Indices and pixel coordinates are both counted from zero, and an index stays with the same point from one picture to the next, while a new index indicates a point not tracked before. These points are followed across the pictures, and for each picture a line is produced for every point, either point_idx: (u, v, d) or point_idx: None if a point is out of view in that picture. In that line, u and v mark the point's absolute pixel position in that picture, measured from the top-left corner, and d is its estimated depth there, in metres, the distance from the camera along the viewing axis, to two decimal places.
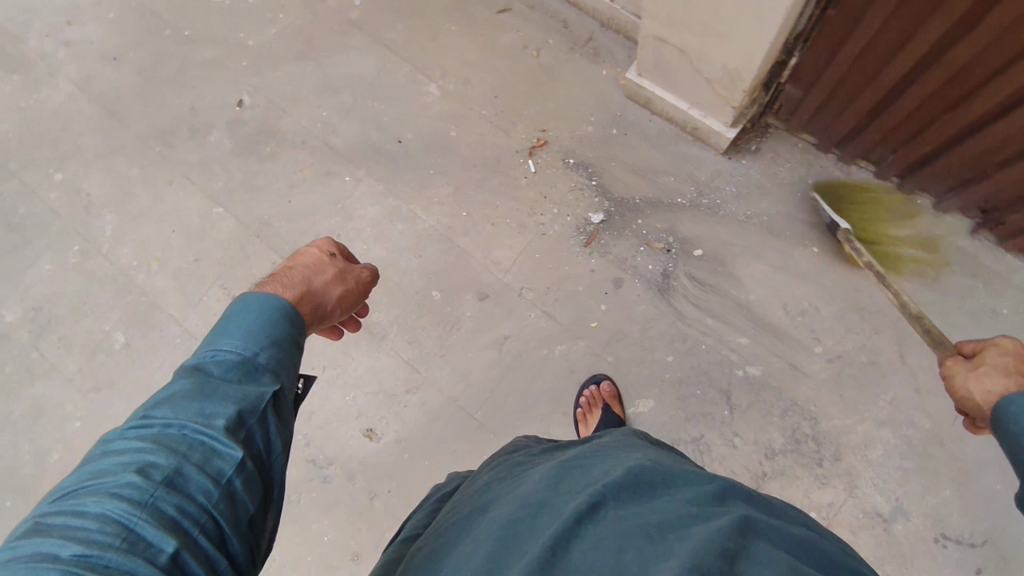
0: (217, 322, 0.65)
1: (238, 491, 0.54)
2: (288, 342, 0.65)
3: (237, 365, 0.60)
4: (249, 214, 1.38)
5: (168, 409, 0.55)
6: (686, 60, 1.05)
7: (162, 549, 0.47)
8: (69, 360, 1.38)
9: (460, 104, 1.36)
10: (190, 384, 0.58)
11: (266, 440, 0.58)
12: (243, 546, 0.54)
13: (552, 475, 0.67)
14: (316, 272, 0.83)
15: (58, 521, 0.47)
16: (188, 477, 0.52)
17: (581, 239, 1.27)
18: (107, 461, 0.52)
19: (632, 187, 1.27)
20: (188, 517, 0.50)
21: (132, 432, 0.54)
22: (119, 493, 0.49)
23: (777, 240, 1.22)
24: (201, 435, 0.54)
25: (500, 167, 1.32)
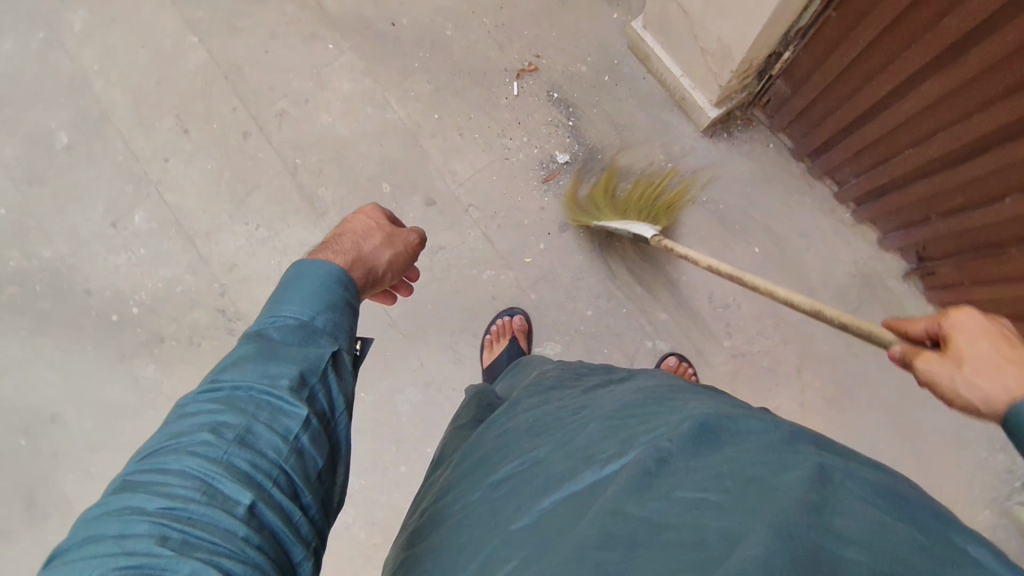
0: (275, 287, 0.67)
1: (307, 448, 0.57)
2: (344, 306, 0.68)
3: (295, 328, 0.63)
4: (222, 52, 1.33)
5: (235, 371, 0.58)
6: (687, 23, 1.03)
7: (240, 502, 0.50)
8: (8, 147, 1.35)
9: (464, 3, 1.31)
10: (252, 346, 0.60)
11: (329, 399, 0.61)
12: (318, 496, 0.57)
13: (604, 427, 0.67)
14: (366, 237, 0.93)
15: (144, 477, 0.50)
16: (257, 434, 0.54)
17: (541, 175, 1.27)
18: (183, 421, 0.54)
19: (606, 140, 1.26)
20: (260, 471, 0.53)
21: (205, 391, 0.57)
22: (195, 450, 0.51)
23: (724, 230, 1.23)
24: (267, 395, 0.57)
25: (485, 80, 1.29)
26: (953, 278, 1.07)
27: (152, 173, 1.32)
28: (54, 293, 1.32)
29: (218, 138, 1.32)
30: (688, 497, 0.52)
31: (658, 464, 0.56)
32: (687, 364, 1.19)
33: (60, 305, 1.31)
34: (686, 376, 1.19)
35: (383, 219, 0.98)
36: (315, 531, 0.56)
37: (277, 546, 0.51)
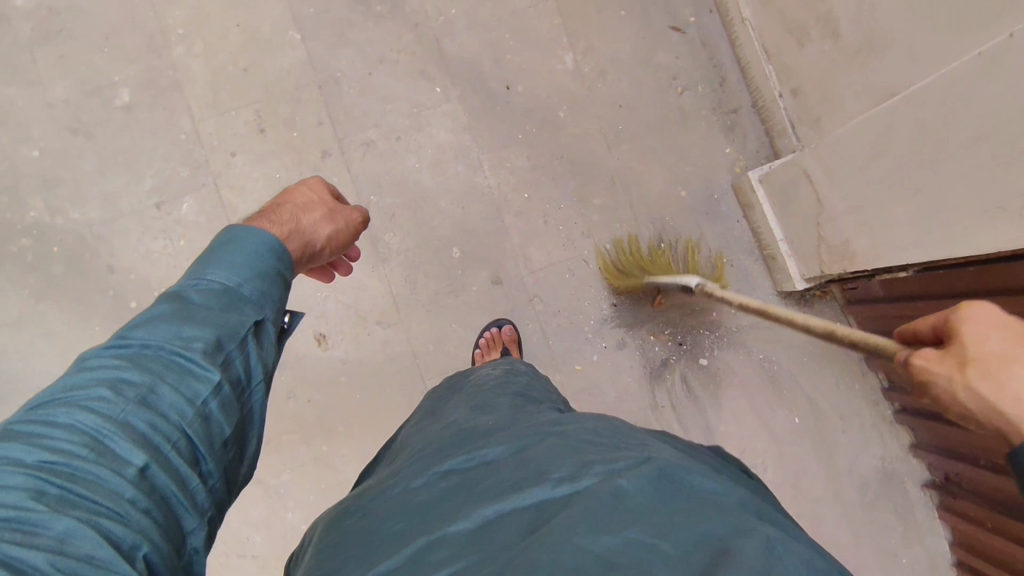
0: (205, 250, 0.65)
1: (212, 415, 0.54)
2: (276, 277, 0.66)
3: (221, 295, 0.61)
4: (323, 60, 1.24)
5: (147, 330, 0.55)
6: (815, 211, 1.02)
7: (132, 463, 0.48)
8: (60, 86, 1.21)
9: (586, 90, 1.26)
10: (169, 309, 0.58)
11: (246, 366, 0.58)
12: (217, 469, 0.55)
13: (566, 440, 0.67)
14: (306, 210, 0.91)
15: (26, 429, 0.47)
16: (159, 396, 0.52)
17: (613, 287, 1.24)
18: (83, 375, 0.52)
19: (686, 274, 1.25)
20: (157, 436, 0.50)
21: (112, 350, 0.54)
22: (88, 407, 0.49)
23: (771, 393, 1.25)
24: (178, 357, 0.54)
25: (585, 175, 1.25)
26: (977, 514, 1.12)
27: (213, 164, 1.22)
28: (72, 258, 1.20)
29: (294, 148, 1.23)
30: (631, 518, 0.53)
31: (607, 485, 0.57)
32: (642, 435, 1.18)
33: (76, 273, 1.20)
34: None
35: (327, 194, 0.96)
36: (209, 504, 0.53)
37: (167, 511, 0.49)
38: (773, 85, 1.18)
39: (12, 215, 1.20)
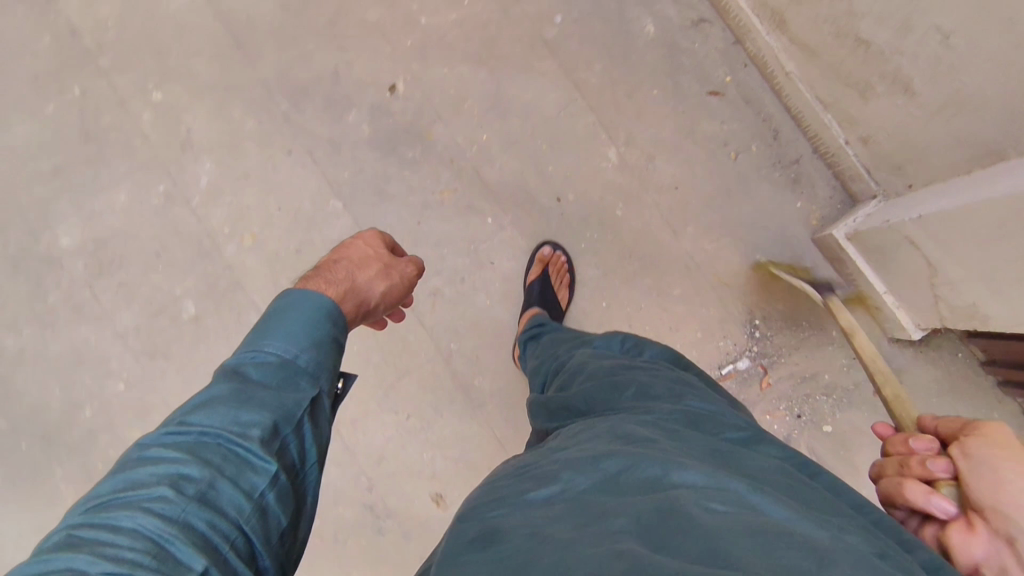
0: (257, 322, 0.65)
1: (270, 506, 0.54)
2: (331, 344, 0.65)
3: (278, 370, 0.61)
4: (371, 221, 1.22)
5: (206, 416, 0.55)
6: (923, 272, 0.97)
7: (195, 567, 0.46)
8: (126, 313, 1.21)
9: (637, 182, 1.21)
10: (228, 390, 0.58)
11: (300, 451, 0.58)
12: (272, 561, 0.54)
13: (523, 466, 0.61)
14: (359, 267, 0.88)
15: (91, 535, 0.45)
16: (219, 492, 0.51)
17: (716, 374, 1.20)
18: (140, 472, 0.51)
19: (790, 343, 1.19)
20: (218, 535, 0.49)
21: (170, 440, 0.53)
22: (150, 508, 0.47)
23: None
24: (236, 446, 0.54)
25: (658, 268, 1.21)
26: None
27: None
28: None
29: None
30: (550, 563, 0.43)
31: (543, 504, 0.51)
32: (565, 258, 1.20)
33: None
34: (559, 269, 1.19)
35: (382, 248, 0.95)
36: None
37: None
38: (836, 133, 1.11)
39: (114, 450, 1.21)
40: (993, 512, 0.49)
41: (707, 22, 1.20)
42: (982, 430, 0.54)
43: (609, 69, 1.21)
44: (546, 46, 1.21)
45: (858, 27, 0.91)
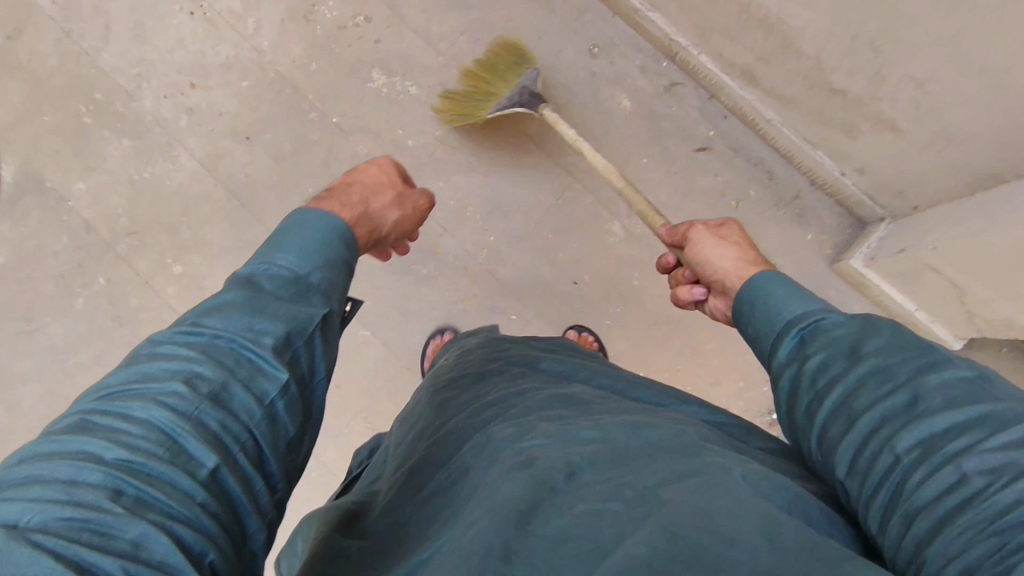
0: (271, 237, 0.70)
1: (279, 414, 0.56)
2: (337, 266, 0.71)
3: (291, 286, 0.64)
4: (401, 342, 1.25)
5: (219, 319, 0.57)
6: (951, 291, 0.97)
7: (204, 464, 0.48)
8: None
9: (647, 249, 1.23)
10: (242, 297, 0.60)
11: (309, 362, 0.61)
12: (279, 468, 0.56)
13: (543, 415, 0.65)
14: (375, 194, 0.97)
15: (105, 421, 0.47)
16: (232, 394, 0.53)
17: (767, 419, 1.20)
18: (154, 366, 0.52)
19: None
20: (228, 433, 0.51)
21: (184, 341, 0.55)
22: (164, 402, 0.49)
23: None
24: (248, 352, 0.56)
25: (686, 328, 1.22)
26: None
27: None
28: None
29: None
30: (586, 509, 0.48)
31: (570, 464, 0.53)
32: (598, 344, 1.20)
33: None
34: (590, 349, 1.19)
35: (393, 178, 1.03)
36: (271, 501, 0.54)
37: (232, 514, 0.49)
38: (829, 166, 1.13)
39: None
40: (711, 278, 0.80)
41: (678, 86, 1.24)
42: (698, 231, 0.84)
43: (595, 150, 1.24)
44: (530, 142, 1.25)
45: (830, 79, 0.94)
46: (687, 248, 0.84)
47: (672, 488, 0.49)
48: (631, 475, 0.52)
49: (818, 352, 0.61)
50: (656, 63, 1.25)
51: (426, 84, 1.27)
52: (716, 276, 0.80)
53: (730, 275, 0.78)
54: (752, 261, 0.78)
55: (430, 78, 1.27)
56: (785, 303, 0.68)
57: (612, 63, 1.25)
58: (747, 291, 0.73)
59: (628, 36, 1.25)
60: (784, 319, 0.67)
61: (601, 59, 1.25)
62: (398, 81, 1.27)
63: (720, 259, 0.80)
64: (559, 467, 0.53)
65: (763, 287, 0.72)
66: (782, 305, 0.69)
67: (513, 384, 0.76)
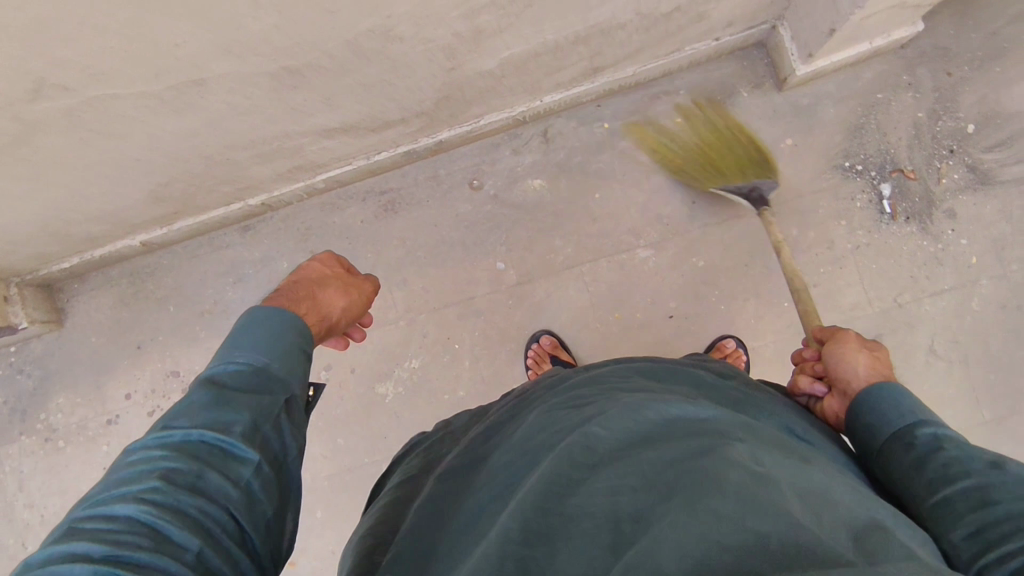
0: (226, 340, 0.70)
1: (257, 492, 0.58)
2: (298, 351, 0.71)
3: (250, 376, 0.66)
4: None
5: (187, 419, 0.59)
6: (893, 9, 1.00)
7: (187, 547, 0.51)
8: None
9: (677, 237, 1.22)
10: (208, 396, 0.62)
11: (281, 442, 0.63)
12: (261, 546, 0.57)
13: (548, 412, 0.63)
14: (320, 286, 0.90)
15: (89, 525, 0.50)
16: (206, 480, 0.55)
17: (888, 217, 1.19)
18: (131, 472, 0.55)
19: (881, 139, 1.20)
20: (208, 516, 0.53)
21: (155, 443, 0.57)
22: (141, 498, 0.52)
23: (1006, 60, 1.20)
24: (218, 440, 0.58)
25: (767, 242, 1.21)
26: None
27: None
28: None
29: None
30: (608, 484, 0.46)
31: (591, 453, 0.49)
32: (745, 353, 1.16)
33: None
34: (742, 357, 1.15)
35: (336, 268, 0.95)
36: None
37: None
38: (704, 45, 1.15)
39: None
40: (835, 381, 0.76)
41: (550, 131, 1.25)
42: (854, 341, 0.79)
43: (564, 232, 1.23)
44: (524, 284, 1.23)
45: (662, 10, 0.95)
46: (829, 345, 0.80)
47: (714, 458, 0.45)
48: (664, 449, 0.48)
49: (960, 454, 0.58)
50: (517, 138, 1.25)
51: (418, 347, 1.24)
52: (840, 376, 0.76)
53: (858, 378, 0.74)
54: (891, 382, 0.73)
55: (415, 341, 1.25)
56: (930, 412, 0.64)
57: (496, 175, 1.25)
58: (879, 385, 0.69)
59: (481, 149, 1.26)
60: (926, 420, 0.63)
61: (486, 183, 1.25)
62: (400, 371, 1.24)
63: (853, 363, 0.76)
64: (582, 458, 0.49)
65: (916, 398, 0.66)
66: (919, 410, 0.65)
67: (549, 393, 0.71)
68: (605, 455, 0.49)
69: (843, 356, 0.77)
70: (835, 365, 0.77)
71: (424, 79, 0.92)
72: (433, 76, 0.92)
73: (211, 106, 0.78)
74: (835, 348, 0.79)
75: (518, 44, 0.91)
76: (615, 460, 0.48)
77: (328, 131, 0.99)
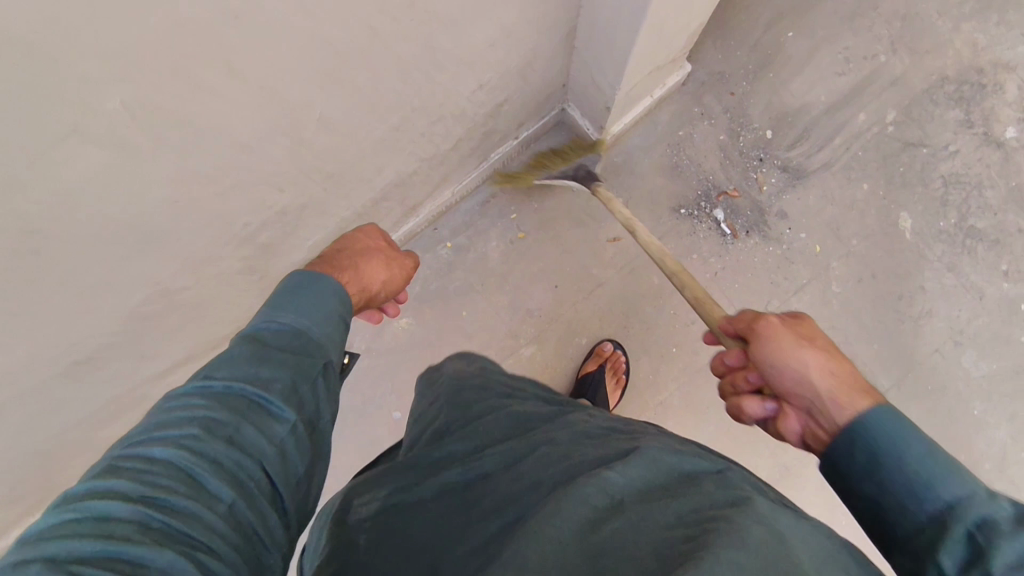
0: (275, 290, 0.60)
1: (291, 452, 0.50)
2: (339, 319, 0.61)
3: (294, 338, 0.56)
4: None
5: (230, 367, 0.50)
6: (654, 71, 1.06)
7: (220, 498, 0.44)
8: None
9: (553, 324, 1.24)
10: (250, 349, 0.53)
11: (317, 405, 0.54)
12: (291, 505, 0.50)
13: (565, 439, 0.58)
14: (364, 256, 0.76)
15: (128, 462, 0.42)
16: (245, 434, 0.47)
17: (732, 238, 1.25)
18: (171, 412, 0.47)
19: (698, 171, 1.27)
20: (242, 471, 0.46)
21: (198, 388, 0.48)
22: (183, 442, 0.44)
23: (775, 63, 1.30)
24: (257, 395, 0.49)
25: (636, 298, 1.24)
26: None
27: None
28: None
29: None
30: (629, 534, 0.43)
31: (610, 502, 0.46)
32: (625, 355, 1.21)
33: None
34: (617, 364, 1.19)
35: (380, 239, 0.81)
36: (287, 537, 0.49)
37: (248, 548, 0.44)
38: (507, 143, 1.19)
39: None
40: (790, 395, 0.63)
41: None
42: (781, 329, 0.66)
43: None
44: None
45: (449, 146, 0.98)
46: (756, 345, 0.67)
47: (742, 513, 0.43)
48: (683, 505, 0.46)
49: (960, 539, 0.45)
50: None
51: None
52: (792, 387, 0.63)
53: (822, 396, 0.60)
54: (854, 383, 0.60)
55: None
56: (941, 479, 0.48)
57: (362, 330, 1.23)
58: (862, 427, 0.54)
59: None
60: (926, 498, 0.48)
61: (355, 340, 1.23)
62: None
63: (802, 364, 0.62)
64: (601, 500, 0.46)
65: (884, 426, 0.53)
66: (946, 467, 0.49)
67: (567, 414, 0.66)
68: (627, 499, 0.47)
69: (774, 360, 0.64)
70: (768, 375, 0.66)
71: (239, 295, 0.90)
72: (247, 289, 0.90)
73: (13, 422, 0.73)
74: (763, 346, 0.66)
75: (318, 230, 0.90)
76: (632, 508, 0.46)
77: (165, 372, 0.95)
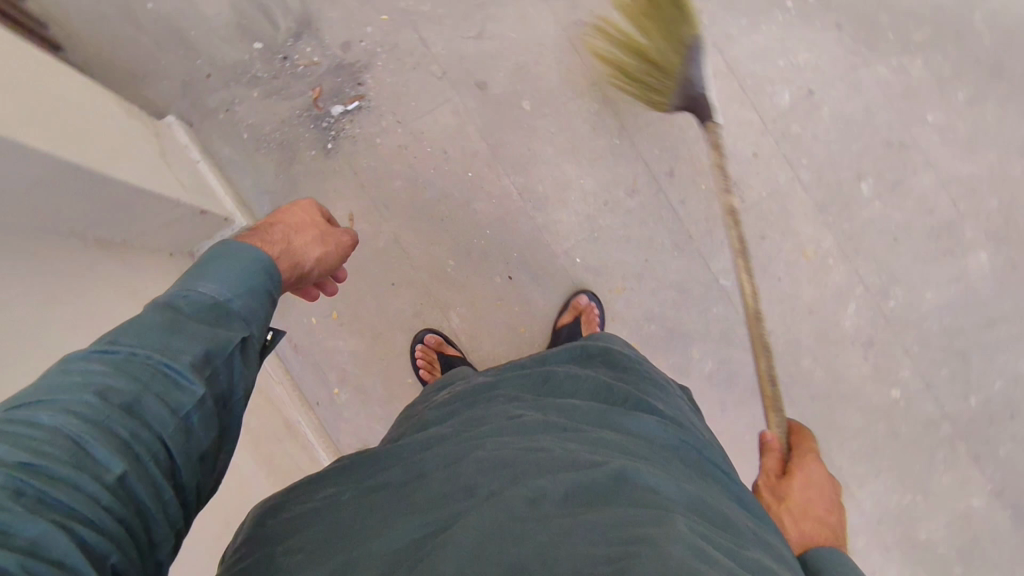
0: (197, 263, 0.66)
1: (192, 424, 0.55)
2: (264, 294, 0.68)
3: (209, 308, 0.62)
4: (687, 269, 1.28)
5: (133, 338, 0.56)
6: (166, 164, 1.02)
7: (110, 469, 0.48)
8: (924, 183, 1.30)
9: (432, 289, 1.26)
10: (161, 318, 0.58)
11: (229, 378, 0.60)
12: (188, 479, 0.55)
13: (530, 437, 0.66)
14: (296, 232, 0.86)
15: (16, 430, 0.46)
16: (146, 406, 0.52)
17: (365, 98, 1.25)
18: (70, 379, 0.51)
19: (290, 123, 1.24)
20: (140, 442, 0.51)
21: (102, 355, 0.54)
22: (76, 414, 0.49)
23: (180, 27, 1.22)
24: (168, 366, 0.55)
25: (415, 206, 1.25)
26: None
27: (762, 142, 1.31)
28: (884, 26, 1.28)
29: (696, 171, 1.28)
30: (551, 545, 0.52)
31: (547, 518, 0.55)
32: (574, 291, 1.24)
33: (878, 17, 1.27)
34: (589, 314, 1.24)
35: (319, 219, 0.93)
36: (178, 512, 0.54)
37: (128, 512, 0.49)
38: None
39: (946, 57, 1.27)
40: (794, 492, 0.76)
41: (357, 432, 1.26)
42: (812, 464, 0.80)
43: None
44: None
45: None
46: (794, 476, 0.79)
47: (661, 532, 0.52)
48: (614, 514, 0.55)
49: None
50: None
51: None
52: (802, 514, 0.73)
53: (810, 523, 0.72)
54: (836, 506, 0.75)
55: None
56: None
57: None
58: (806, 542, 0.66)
59: None
60: None
61: None
62: None
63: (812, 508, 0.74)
64: (532, 519, 0.55)
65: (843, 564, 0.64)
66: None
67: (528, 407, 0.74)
68: (558, 512, 0.55)
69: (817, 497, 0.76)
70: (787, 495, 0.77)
71: None
72: None
73: None
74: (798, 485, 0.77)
75: None
76: (560, 522, 0.54)
77: None
